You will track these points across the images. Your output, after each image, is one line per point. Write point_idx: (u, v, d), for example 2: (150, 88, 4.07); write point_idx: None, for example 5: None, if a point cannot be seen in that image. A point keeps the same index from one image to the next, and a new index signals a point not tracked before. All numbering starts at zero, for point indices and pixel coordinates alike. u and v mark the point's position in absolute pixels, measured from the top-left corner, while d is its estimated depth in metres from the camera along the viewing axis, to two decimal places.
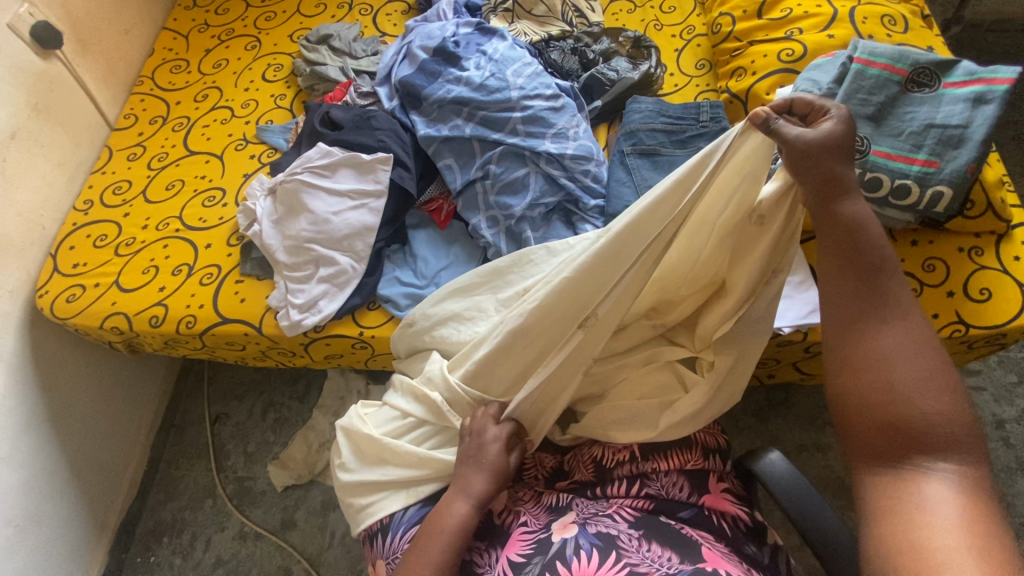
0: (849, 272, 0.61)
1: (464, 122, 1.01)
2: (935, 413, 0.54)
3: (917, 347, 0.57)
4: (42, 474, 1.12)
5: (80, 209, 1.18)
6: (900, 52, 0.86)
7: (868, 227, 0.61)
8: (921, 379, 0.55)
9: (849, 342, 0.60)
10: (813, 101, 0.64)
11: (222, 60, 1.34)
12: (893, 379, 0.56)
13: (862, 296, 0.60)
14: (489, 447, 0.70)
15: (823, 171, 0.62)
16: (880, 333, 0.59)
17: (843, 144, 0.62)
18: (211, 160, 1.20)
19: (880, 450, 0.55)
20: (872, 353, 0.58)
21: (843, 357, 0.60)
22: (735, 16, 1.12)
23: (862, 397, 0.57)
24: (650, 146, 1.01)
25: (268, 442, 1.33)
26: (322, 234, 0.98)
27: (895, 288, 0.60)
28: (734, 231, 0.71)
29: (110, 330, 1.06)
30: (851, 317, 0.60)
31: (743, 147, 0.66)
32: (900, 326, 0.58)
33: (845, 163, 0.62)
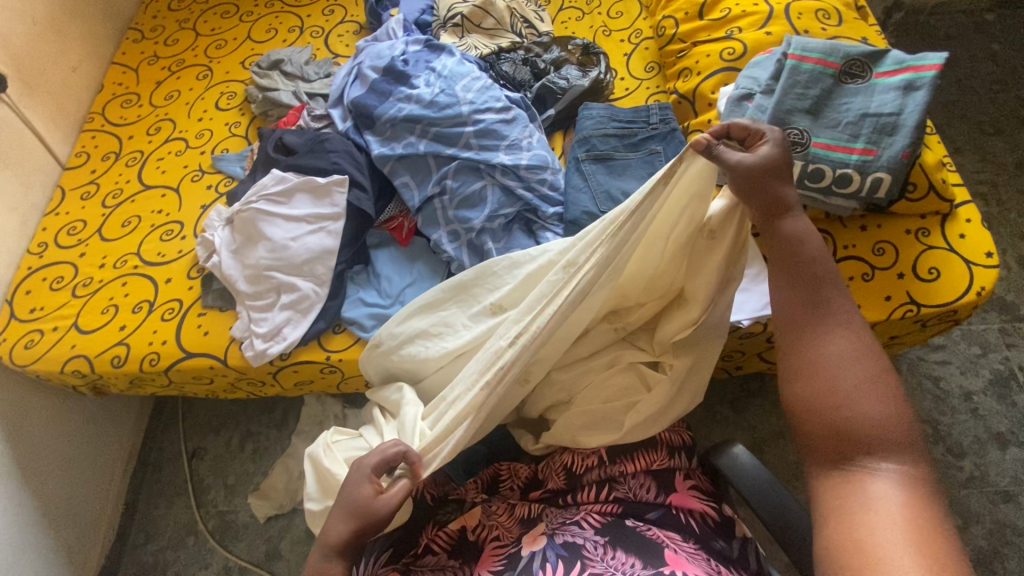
0: (795, 285, 0.64)
1: (417, 139, 1.02)
2: (878, 416, 0.55)
3: (860, 353, 0.59)
4: (13, 527, 1.09)
5: (35, 252, 1.16)
6: (831, 46, 0.89)
7: (810, 241, 0.65)
8: (865, 384, 0.57)
9: (797, 349, 0.61)
10: (748, 125, 0.68)
11: (174, 91, 1.33)
12: (839, 384, 0.58)
13: (807, 305, 0.62)
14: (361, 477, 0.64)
15: (763, 191, 0.65)
16: (825, 340, 0.60)
17: (781, 166, 0.66)
18: (167, 194, 1.19)
19: (830, 454, 0.56)
20: (819, 359, 0.60)
21: (794, 364, 0.61)
22: (678, 18, 1.14)
23: (811, 403, 0.58)
24: (603, 151, 1.03)
25: (248, 473, 1.31)
26: (282, 260, 0.98)
27: (836, 297, 0.62)
28: (688, 245, 0.72)
29: (72, 374, 1.04)
30: (797, 326, 0.62)
31: (689, 172, 0.67)
32: (844, 333, 0.60)
33: (783, 183, 0.66)
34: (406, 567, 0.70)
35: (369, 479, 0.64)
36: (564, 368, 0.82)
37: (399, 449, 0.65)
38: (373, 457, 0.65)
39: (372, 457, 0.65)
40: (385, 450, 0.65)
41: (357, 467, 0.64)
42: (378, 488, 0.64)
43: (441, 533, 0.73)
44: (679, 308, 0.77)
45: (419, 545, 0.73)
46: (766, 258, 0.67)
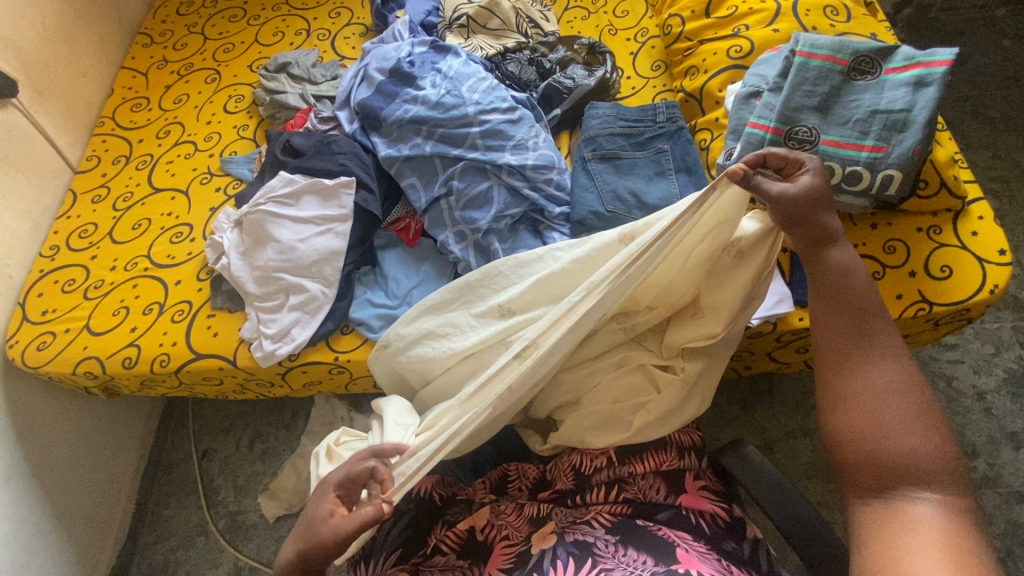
0: (839, 316, 0.65)
1: (423, 140, 1.02)
2: (921, 448, 0.56)
3: (904, 387, 0.60)
4: (26, 527, 1.10)
5: (47, 255, 1.18)
6: (840, 43, 0.88)
7: (856, 272, 0.66)
8: (909, 417, 0.58)
9: (839, 379, 0.63)
10: (786, 155, 0.69)
11: (183, 95, 1.35)
12: (881, 415, 0.59)
13: (850, 336, 0.64)
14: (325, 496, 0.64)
15: (806, 220, 0.67)
16: (868, 371, 0.62)
17: (821, 197, 0.67)
18: (177, 197, 1.20)
19: (870, 482, 0.57)
20: (862, 389, 0.61)
21: (836, 394, 0.63)
22: (684, 16, 1.14)
23: (853, 432, 0.60)
24: (610, 150, 1.02)
25: (257, 473, 1.32)
26: (290, 262, 0.98)
27: (881, 329, 0.64)
28: (712, 260, 0.74)
29: (84, 375, 1.05)
30: (839, 356, 0.64)
31: (721, 198, 0.69)
32: (887, 365, 0.61)
33: (826, 213, 0.67)
34: (415, 567, 0.71)
35: (330, 499, 0.63)
36: (571, 369, 0.81)
37: (366, 469, 0.64)
38: (338, 474, 0.65)
39: (337, 474, 0.64)
40: (353, 468, 0.65)
41: (322, 485, 0.65)
42: (336, 511, 0.63)
43: (450, 533, 0.73)
44: (693, 320, 0.78)
45: (429, 545, 0.73)
46: (810, 286, 0.68)
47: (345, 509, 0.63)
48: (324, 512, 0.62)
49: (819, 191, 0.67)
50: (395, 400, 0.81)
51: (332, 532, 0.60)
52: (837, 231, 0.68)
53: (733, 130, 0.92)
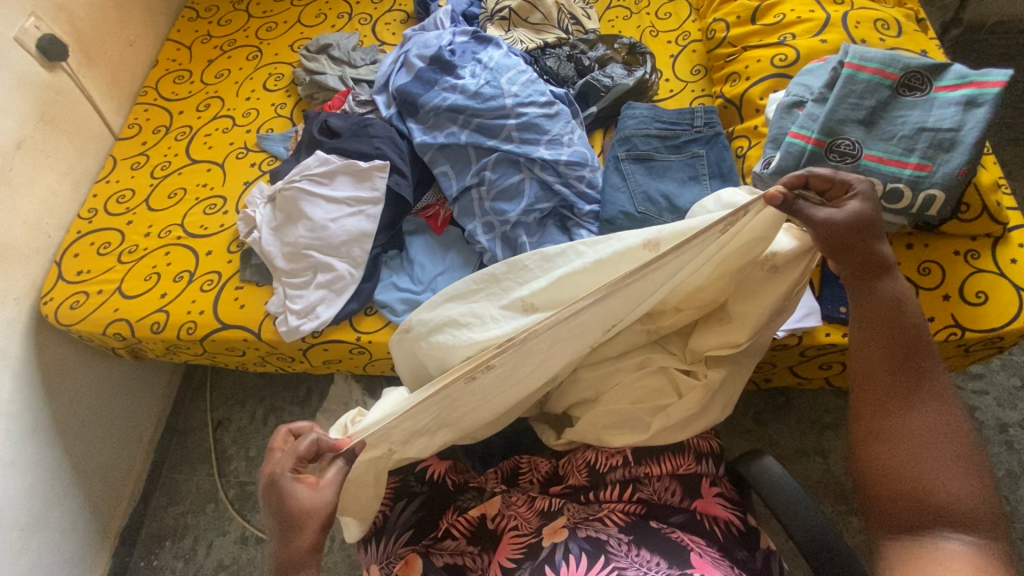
0: (887, 351, 0.64)
1: (459, 129, 1.02)
2: (963, 493, 0.56)
3: (949, 429, 0.60)
4: (47, 478, 1.14)
5: (85, 217, 1.21)
6: (890, 57, 0.87)
7: (906, 306, 0.65)
8: (952, 460, 0.58)
9: (880, 416, 0.63)
10: (831, 177, 0.66)
11: (224, 70, 1.37)
12: (922, 455, 0.59)
13: (895, 374, 0.63)
14: (296, 489, 0.61)
15: (851, 248, 0.65)
16: (912, 411, 0.62)
17: (870, 224, 0.65)
18: (213, 169, 1.22)
19: (904, 519, 0.58)
20: (901, 427, 0.61)
21: (874, 429, 0.63)
22: (729, 22, 1.12)
23: (891, 469, 0.60)
24: (644, 151, 1.02)
25: (269, 447, 1.34)
26: (320, 240, 0.99)
27: (930, 368, 0.63)
28: (743, 272, 0.73)
29: (113, 336, 1.08)
30: (880, 392, 0.64)
31: (754, 219, 0.67)
32: (932, 406, 0.61)
33: (876, 242, 0.65)
34: (426, 549, 0.72)
35: (297, 482, 0.61)
36: (593, 366, 0.81)
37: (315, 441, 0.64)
38: (288, 458, 0.62)
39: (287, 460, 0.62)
40: (298, 446, 0.63)
41: (276, 481, 0.61)
42: (313, 483, 0.62)
43: (461, 519, 0.75)
44: (719, 327, 0.76)
45: (439, 528, 0.75)
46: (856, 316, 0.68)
47: (314, 479, 0.63)
48: (304, 489, 0.61)
49: (869, 217, 0.65)
50: (397, 390, 0.85)
51: (336, 488, 0.62)
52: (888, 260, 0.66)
53: (773, 139, 0.91)
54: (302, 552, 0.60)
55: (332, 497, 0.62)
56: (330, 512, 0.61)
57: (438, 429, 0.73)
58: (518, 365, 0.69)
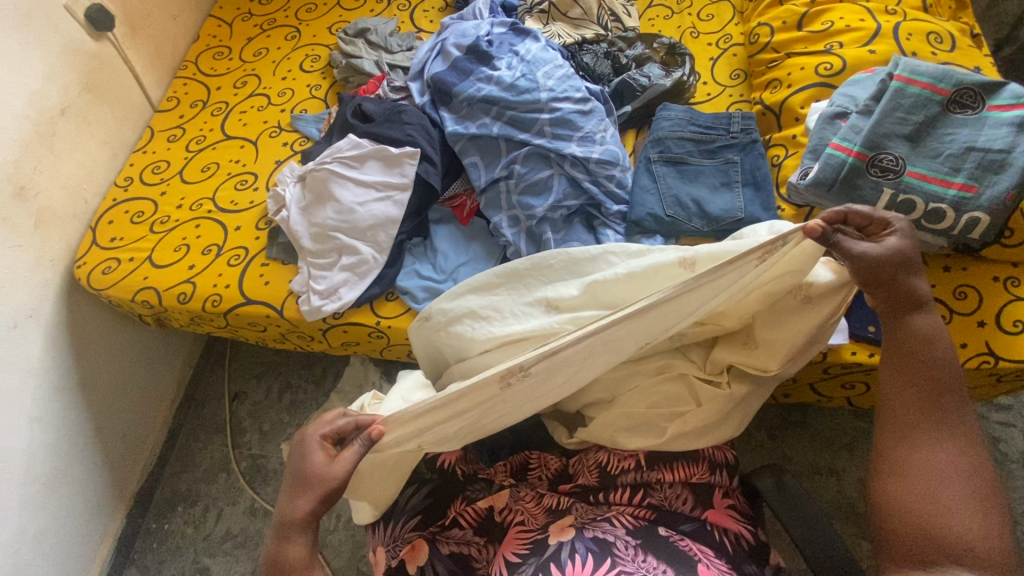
0: (914, 385, 0.63)
1: (491, 121, 1.02)
2: (979, 534, 0.54)
3: (971, 470, 0.58)
4: (70, 436, 1.17)
5: (121, 185, 1.24)
6: (943, 71, 0.84)
7: (938, 342, 0.63)
8: (970, 499, 0.56)
9: (900, 448, 0.62)
10: (871, 214, 0.65)
11: (263, 49, 1.39)
12: (942, 492, 0.57)
13: (920, 407, 0.62)
14: (313, 455, 0.63)
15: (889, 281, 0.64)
16: (934, 447, 0.60)
17: (908, 260, 0.64)
18: (246, 146, 1.24)
19: (913, 553, 0.56)
20: (921, 463, 0.60)
21: (892, 462, 0.61)
22: (774, 26, 1.09)
23: (907, 502, 0.58)
24: (677, 154, 1.00)
25: (283, 422, 1.37)
26: (347, 223, 1.00)
27: (956, 407, 0.61)
28: (776, 298, 0.72)
29: (141, 304, 1.11)
30: (902, 425, 0.62)
31: (793, 250, 0.67)
32: (954, 444, 0.60)
33: (914, 277, 0.64)
34: (432, 536, 0.73)
35: (319, 448, 0.64)
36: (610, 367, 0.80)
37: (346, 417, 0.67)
38: (321, 425, 0.66)
39: (320, 426, 0.66)
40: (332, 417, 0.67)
41: (302, 440, 0.65)
42: (331, 455, 0.64)
43: (469, 509, 0.75)
44: (744, 350, 0.76)
45: (446, 516, 0.75)
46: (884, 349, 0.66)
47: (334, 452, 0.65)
48: (320, 456, 0.63)
49: (910, 252, 0.64)
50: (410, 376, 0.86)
51: (350, 465, 0.63)
52: (925, 296, 0.64)
53: (812, 149, 0.89)
54: (301, 515, 0.61)
55: (344, 473, 0.62)
56: (337, 489, 0.62)
57: (464, 437, 0.73)
58: (551, 373, 0.68)
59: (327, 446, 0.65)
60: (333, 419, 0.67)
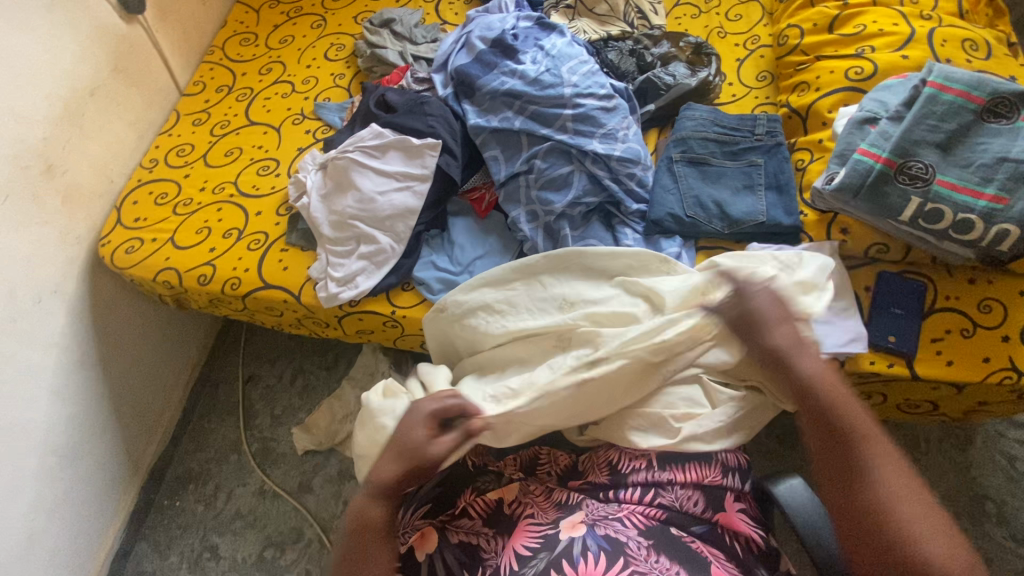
0: (824, 429, 0.66)
1: (514, 115, 1.02)
2: (936, 548, 0.56)
3: (904, 485, 0.61)
4: (88, 410, 1.19)
5: (146, 166, 1.26)
6: (978, 79, 0.82)
7: (826, 382, 0.68)
8: (917, 514, 0.59)
9: (843, 494, 0.63)
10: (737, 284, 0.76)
11: (288, 37, 1.40)
12: (891, 519, 0.59)
13: (838, 447, 0.65)
14: (416, 430, 0.71)
15: (756, 342, 0.72)
16: (868, 478, 0.62)
17: (769, 319, 0.72)
18: (269, 132, 1.25)
19: None
20: (866, 499, 0.61)
21: (842, 506, 0.63)
22: (804, 28, 1.08)
23: (868, 540, 0.60)
24: (700, 155, 0.99)
25: (294, 407, 1.39)
26: (366, 212, 1.01)
27: (871, 433, 0.65)
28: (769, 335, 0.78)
29: (162, 284, 1.13)
30: (836, 470, 0.65)
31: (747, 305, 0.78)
32: (884, 467, 0.62)
33: (777, 330, 0.71)
34: (442, 524, 0.74)
35: (422, 424, 0.72)
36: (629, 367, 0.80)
37: (446, 405, 0.74)
38: (427, 405, 0.74)
39: (430, 405, 0.74)
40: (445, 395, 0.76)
41: (414, 411, 0.73)
42: (431, 434, 0.71)
43: (479, 500, 0.75)
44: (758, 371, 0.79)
45: (457, 506, 0.76)
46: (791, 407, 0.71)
47: (434, 432, 0.72)
48: (422, 435, 0.71)
49: (761, 306, 0.73)
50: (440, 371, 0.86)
51: (449, 448, 0.71)
52: (795, 337, 0.71)
53: (839, 154, 0.87)
54: (393, 480, 0.68)
55: (442, 454, 0.70)
56: (430, 465, 0.70)
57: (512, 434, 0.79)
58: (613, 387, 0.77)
59: (431, 424, 0.73)
60: (443, 398, 0.76)
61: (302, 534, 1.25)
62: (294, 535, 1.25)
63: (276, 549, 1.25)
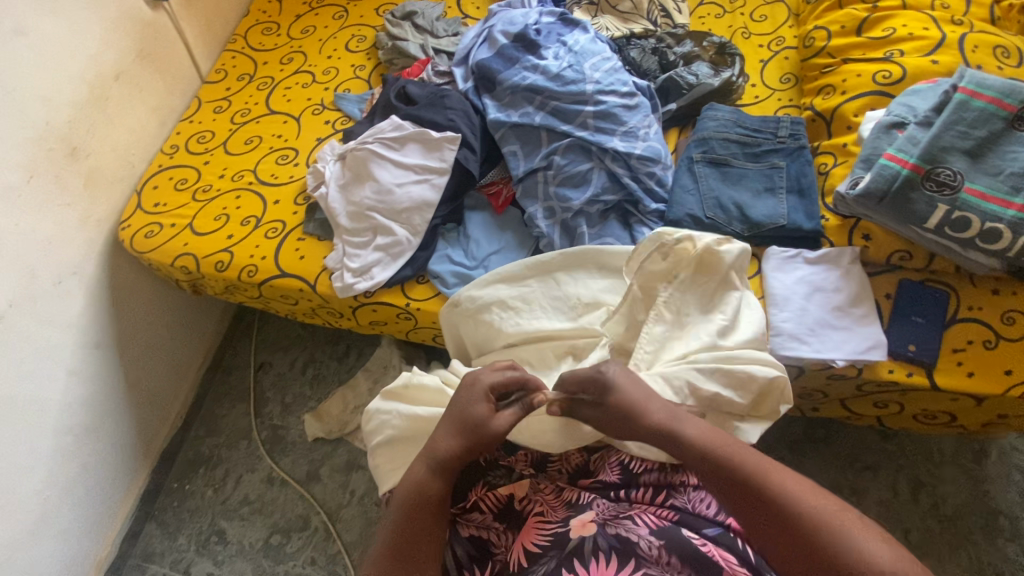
0: (733, 483, 0.62)
1: (535, 110, 1.01)
2: (877, 551, 0.54)
3: (819, 498, 0.59)
4: (103, 391, 1.21)
5: (167, 152, 1.27)
6: (1011, 86, 0.80)
7: (710, 434, 0.66)
8: (845, 522, 0.57)
9: (778, 544, 0.58)
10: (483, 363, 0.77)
11: (310, 27, 1.40)
12: (829, 543, 0.56)
13: (752, 497, 0.61)
14: (475, 407, 0.71)
15: (636, 427, 0.68)
16: (792, 512, 0.58)
17: (603, 388, 0.71)
18: (289, 122, 1.25)
19: None
20: (800, 535, 0.57)
21: (783, 554, 0.58)
22: (832, 30, 1.06)
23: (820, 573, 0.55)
24: (721, 155, 0.99)
25: (305, 396, 1.40)
26: (384, 203, 1.01)
27: (765, 467, 0.62)
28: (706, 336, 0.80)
29: (179, 269, 1.14)
30: (761, 522, 0.60)
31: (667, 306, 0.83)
32: (798, 490, 0.60)
33: (613, 397, 0.70)
34: (453, 517, 0.75)
35: (484, 400, 0.71)
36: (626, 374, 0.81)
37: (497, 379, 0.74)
38: (491, 378, 0.74)
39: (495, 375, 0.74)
40: (504, 370, 0.76)
41: (476, 382, 0.73)
42: (492, 409, 0.71)
43: (490, 495, 0.75)
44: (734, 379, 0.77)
45: (468, 499, 0.76)
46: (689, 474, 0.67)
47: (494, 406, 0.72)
48: (484, 410, 0.71)
49: (627, 392, 0.70)
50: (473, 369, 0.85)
51: (508, 424, 0.71)
52: (668, 410, 0.68)
53: (865, 158, 0.86)
54: (450, 452, 0.69)
55: (503, 430, 0.70)
56: (490, 441, 0.70)
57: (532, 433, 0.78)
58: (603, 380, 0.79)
59: (492, 398, 0.73)
60: (503, 371, 0.75)
61: (308, 522, 1.26)
62: (301, 522, 1.26)
63: (282, 536, 1.26)
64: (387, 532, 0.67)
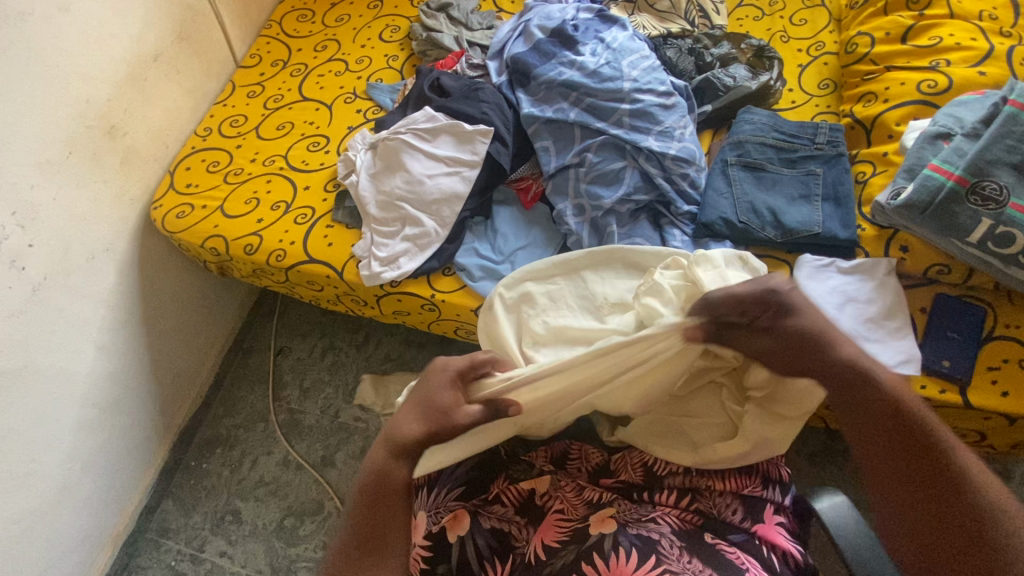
0: (900, 431, 0.62)
1: (569, 106, 1.01)
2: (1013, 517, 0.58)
3: (976, 464, 0.61)
4: (129, 367, 1.23)
5: (200, 134, 1.28)
6: None
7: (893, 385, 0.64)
8: (991, 489, 0.60)
9: (915, 487, 0.61)
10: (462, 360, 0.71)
11: (345, 16, 1.41)
12: (971, 500, 0.59)
13: (911, 445, 0.62)
14: (438, 394, 0.68)
15: (823, 355, 0.65)
16: (946, 466, 0.60)
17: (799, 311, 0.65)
18: (321, 109, 1.26)
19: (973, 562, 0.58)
20: (946, 485, 0.60)
21: (918, 496, 0.61)
22: (875, 37, 1.04)
23: (949, 519, 0.59)
24: (756, 160, 0.97)
25: (323, 381, 1.41)
26: (414, 194, 1.02)
27: (938, 425, 0.62)
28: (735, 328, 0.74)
29: (208, 251, 1.15)
30: (908, 466, 0.62)
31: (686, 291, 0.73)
32: (962, 453, 0.61)
33: (803, 323, 0.65)
34: (475, 508, 0.74)
35: (450, 389, 0.69)
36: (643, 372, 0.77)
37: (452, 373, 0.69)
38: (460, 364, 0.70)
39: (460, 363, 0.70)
40: (476, 357, 0.71)
41: (443, 369, 0.69)
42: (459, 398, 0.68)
43: (511, 488, 0.75)
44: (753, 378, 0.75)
45: (490, 492, 0.76)
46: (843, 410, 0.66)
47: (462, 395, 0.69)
48: (450, 398, 0.68)
49: (814, 318, 0.65)
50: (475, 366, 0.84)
51: (473, 418, 0.68)
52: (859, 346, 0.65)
53: (908, 169, 0.84)
54: (410, 438, 0.68)
55: (464, 423, 0.67)
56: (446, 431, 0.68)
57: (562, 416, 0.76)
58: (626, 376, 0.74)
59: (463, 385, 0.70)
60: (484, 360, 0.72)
61: (322, 506, 1.28)
62: (315, 506, 1.27)
63: (296, 519, 1.27)
64: (346, 522, 0.67)
